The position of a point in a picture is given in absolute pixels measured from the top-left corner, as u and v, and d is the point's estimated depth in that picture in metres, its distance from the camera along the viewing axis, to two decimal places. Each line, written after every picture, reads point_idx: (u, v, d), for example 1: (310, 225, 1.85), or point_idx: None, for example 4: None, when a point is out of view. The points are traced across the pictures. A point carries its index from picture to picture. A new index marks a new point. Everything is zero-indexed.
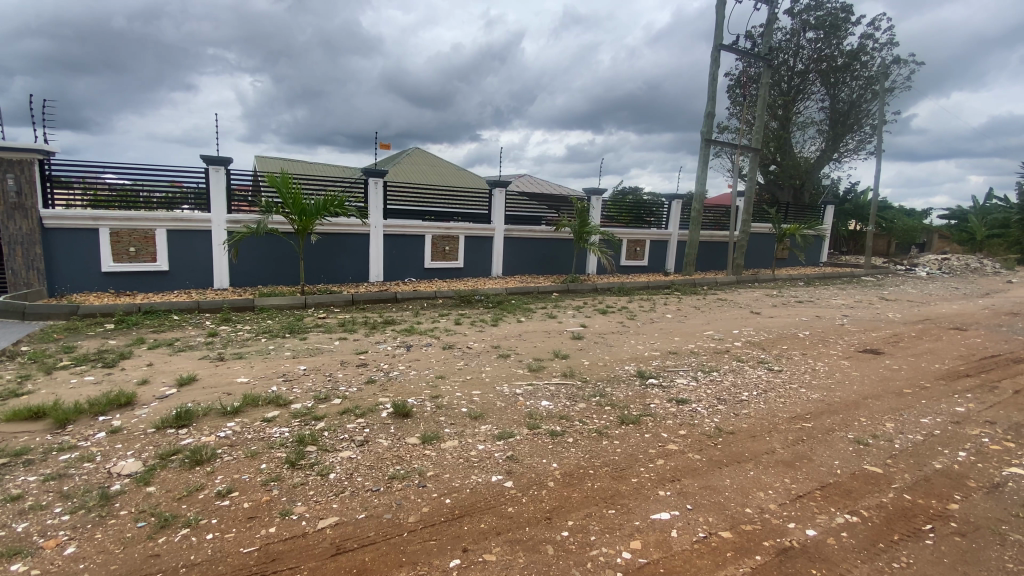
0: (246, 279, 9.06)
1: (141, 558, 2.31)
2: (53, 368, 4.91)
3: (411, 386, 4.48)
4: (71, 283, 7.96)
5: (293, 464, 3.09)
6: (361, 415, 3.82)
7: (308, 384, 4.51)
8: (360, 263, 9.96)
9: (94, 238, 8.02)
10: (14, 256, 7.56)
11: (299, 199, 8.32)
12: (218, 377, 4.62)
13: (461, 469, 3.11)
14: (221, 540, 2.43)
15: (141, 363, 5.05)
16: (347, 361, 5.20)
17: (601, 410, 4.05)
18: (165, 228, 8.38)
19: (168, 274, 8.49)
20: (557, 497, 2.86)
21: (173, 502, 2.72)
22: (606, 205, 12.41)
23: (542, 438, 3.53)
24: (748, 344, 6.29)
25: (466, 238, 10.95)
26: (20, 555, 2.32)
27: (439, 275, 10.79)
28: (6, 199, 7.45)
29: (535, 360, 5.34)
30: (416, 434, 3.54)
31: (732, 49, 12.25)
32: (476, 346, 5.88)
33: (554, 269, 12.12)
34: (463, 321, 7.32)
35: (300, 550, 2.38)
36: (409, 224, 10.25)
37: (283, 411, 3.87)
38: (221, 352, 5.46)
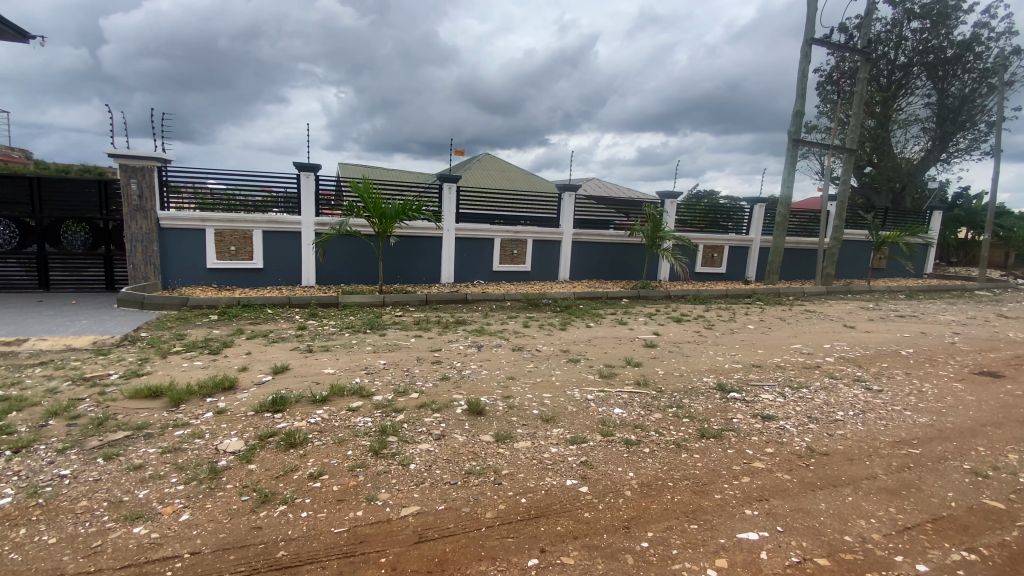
0: (330, 278, 9.66)
1: (246, 529, 2.51)
2: (168, 352, 5.47)
3: (483, 385, 4.56)
4: (182, 278, 8.87)
5: (376, 453, 3.24)
6: (437, 410, 3.93)
7: (387, 377, 4.72)
8: (432, 265, 10.28)
9: (201, 237, 8.88)
10: (136, 253, 8.55)
11: (379, 204, 8.73)
12: (307, 368, 4.94)
13: (536, 469, 3.12)
14: (314, 518, 2.59)
15: (241, 352, 5.52)
16: (422, 358, 5.38)
17: (679, 422, 3.89)
18: (261, 229, 9.11)
19: (261, 272, 9.23)
20: (636, 507, 2.78)
21: (271, 480, 2.94)
22: (680, 209, 11.99)
23: (617, 446, 3.45)
24: (841, 360, 5.82)
25: (534, 242, 10.99)
26: (143, 519, 2.60)
27: (507, 278, 10.91)
28: (130, 201, 8.42)
29: (607, 366, 5.24)
30: (490, 432, 3.59)
31: (824, 42, 11.44)
32: (545, 349, 5.87)
33: (624, 274, 11.89)
34: (532, 324, 7.33)
35: (385, 535, 2.48)
36: (479, 228, 10.45)
37: (366, 402, 4.07)
38: (309, 344, 5.85)
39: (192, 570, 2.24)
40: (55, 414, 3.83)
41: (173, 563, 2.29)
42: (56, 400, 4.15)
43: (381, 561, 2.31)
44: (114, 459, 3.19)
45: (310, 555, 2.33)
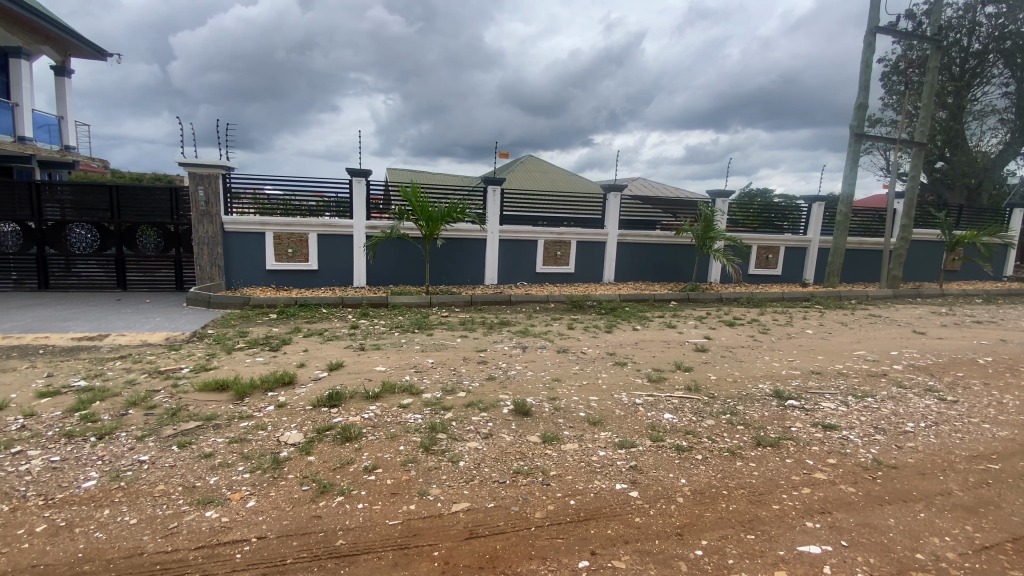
0: (379, 279, 9.97)
1: (307, 517, 2.63)
2: (233, 349, 5.81)
3: (529, 386, 4.56)
4: (244, 278, 9.40)
5: (427, 449, 3.32)
6: (484, 409, 3.98)
7: (435, 376, 4.82)
8: (477, 266, 10.41)
9: (261, 240, 9.38)
10: (203, 255, 9.13)
11: (426, 207, 8.95)
12: (359, 365, 5.12)
13: (584, 472, 3.10)
14: (370, 510, 2.69)
15: (298, 349, 5.80)
16: (468, 357, 5.47)
17: (734, 429, 3.75)
18: (315, 232, 9.52)
19: (316, 273, 9.65)
20: (688, 514, 2.71)
21: (329, 472, 3.07)
22: (732, 208, 11.58)
23: (668, 452, 3.37)
24: (911, 368, 5.45)
25: (579, 243, 10.92)
26: (213, 504, 2.77)
27: (551, 279, 10.89)
28: (198, 207, 9.00)
29: (655, 370, 5.13)
30: (537, 433, 3.59)
31: (889, 30, 10.76)
32: (591, 351, 5.82)
33: (672, 276, 11.61)
34: (577, 326, 7.28)
35: (437, 529, 2.54)
36: (523, 230, 10.49)
37: (416, 400, 4.18)
38: (361, 342, 6.07)
39: (259, 554, 2.37)
40: (134, 403, 4.15)
41: (241, 546, 2.43)
42: (134, 391, 4.49)
43: (434, 554, 2.36)
44: (187, 447, 3.42)
45: (366, 545, 2.42)
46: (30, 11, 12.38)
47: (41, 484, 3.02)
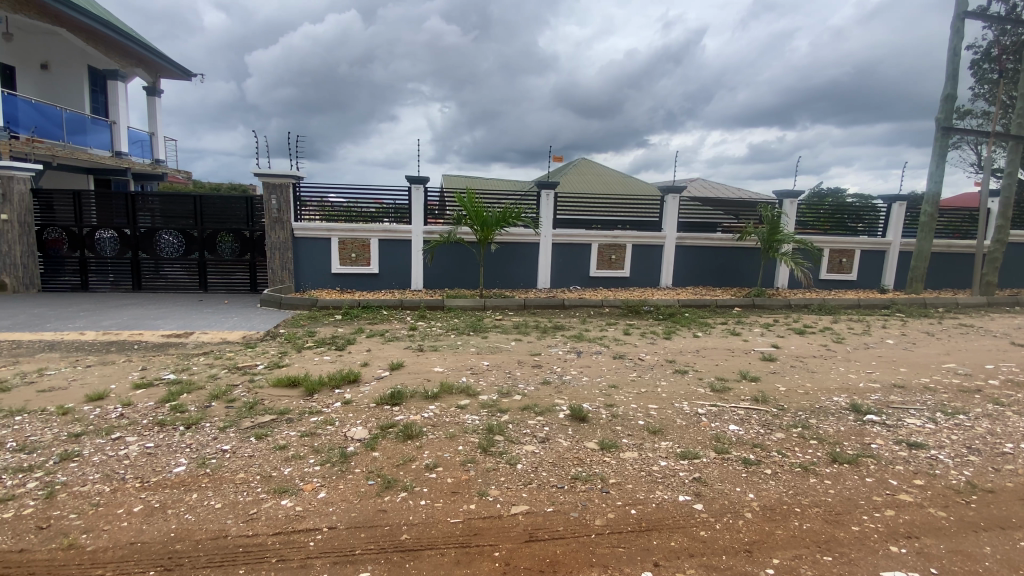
0: (436, 282, 10.22)
1: (373, 510, 2.74)
2: (302, 347, 6.16)
3: (585, 392, 4.52)
4: (311, 281, 9.93)
5: (485, 450, 3.37)
6: (540, 413, 3.99)
7: (490, 378, 4.88)
8: (531, 270, 10.44)
9: (327, 245, 9.87)
10: (275, 259, 9.72)
11: (481, 212, 9.10)
12: (418, 366, 5.28)
13: (645, 482, 3.03)
14: (432, 507, 2.76)
15: (362, 348, 6.06)
16: (523, 361, 5.50)
17: (806, 444, 3.55)
18: (377, 237, 9.91)
19: (376, 276, 10.03)
20: (758, 531, 2.59)
21: (393, 468, 3.18)
22: (800, 210, 10.98)
23: (734, 465, 3.24)
24: (1010, 384, 4.93)
25: (634, 247, 10.71)
26: (288, 493, 2.94)
27: (606, 283, 10.73)
28: (271, 214, 9.60)
29: (718, 379, 4.93)
30: (595, 440, 3.55)
31: (981, 14, 9.85)
32: (649, 358, 5.69)
33: (734, 281, 11.15)
34: (633, 332, 7.13)
35: (498, 530, 2.57)
36: (578, 233, 10.41)
37: (473, 401, 4.25)
38: (420, 343, 6.25)
39: (331, 543, 2.50)
40: (216, 396, 4.48)
41: (314, 534, 2.57)
42: (216, 385, 4.85)
43: (495, 555, 2.39)
44: (264, 438, 3.66)
45: (429, 541, 2.49)
46: (126, 38, 13.69)
47: (138, 467, 3.32)
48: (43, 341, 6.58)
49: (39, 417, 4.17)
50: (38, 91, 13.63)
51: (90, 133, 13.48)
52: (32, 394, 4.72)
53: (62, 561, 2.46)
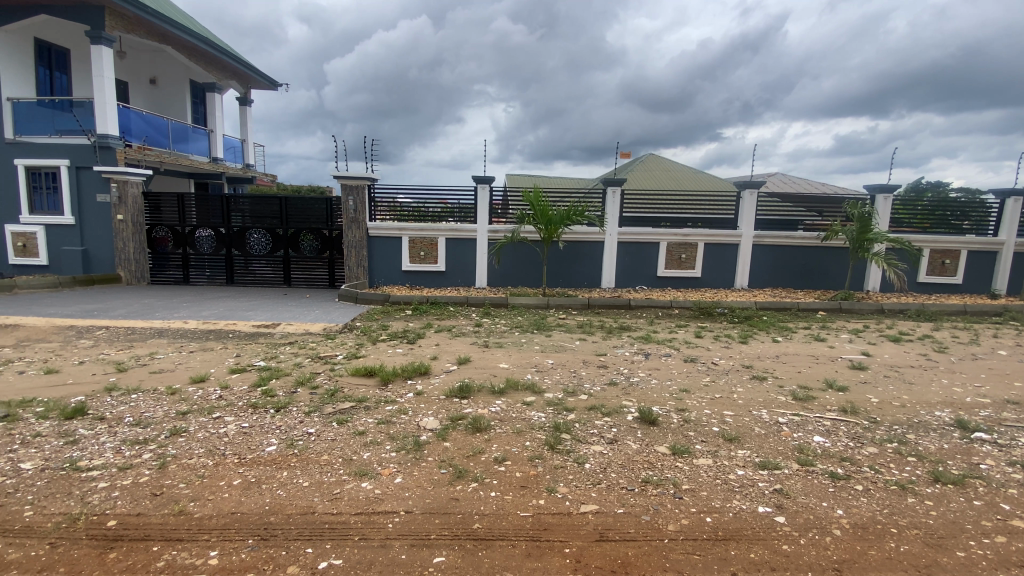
0: (501, 280, 10.36)
1: (446, 498, 2.85)
2: (377, 340, 6.48)
3: (654, 395, 4.41)
4: (383, 278, 10.40)
5: (552, 447, 3.38)
6: (607, 414, 3.94)
7: (556, 376, 4.89)
8: (596, 269, 10.31)
9: (398, 244, 10.29)
10: (351, 257, 10.29)
11: (546, 210, 9.12)
12: (485, 361, 5.39)
13: (720, 490, 2.91)
14: (502, 499, 2.82)
15: (431, 343, 6.28)
16: (589, 360, 5.46)
17: (902, 460, 3.26)
18: (444, 236, 10.20)
19: (443, 274, 10.32)
20: (848, 550, 2.42)
21: (464, 458, 3.28)
22: (895, 206, 10.06)
23: (819, 478, 3.04)
24: None
25: (706, 246, 10.28)
26: (368, 477, 3.12)
27: (675, 283, 10.37)
28: (348, 214, 10.17)
29: (801, 388, 4.64)
30: (665, 444, 3.46)
31: None
32: (723, 362, 5.46)
33: (817, 283, 10.42)
34: (705, 335, 6.86)
35: (568, 527, 2.58)
36: (645, 232, 10.15)
37: (539, 398, 4.28)
38: (485, 340, 6.38)
39: (408, 526, 2.62)
40: (301, 383, 4.82)
41: (392, 517, 2.71)
42: (301, 372, 5.22)
43: (565, 551, 2.40)
44: (344, 424, 3.89)
45: (500, 532, 2.54)
46: (221, 53, 14.96)
47: (236, 445, 3.65)
48: (154, 328, 7.36)
49: (153, 396, 4.68)
50: (149, 103, 15.35)
51: (190, 141, 14.89)
52: (146, 375, 5.32)
53: (174, 525, 2.75)
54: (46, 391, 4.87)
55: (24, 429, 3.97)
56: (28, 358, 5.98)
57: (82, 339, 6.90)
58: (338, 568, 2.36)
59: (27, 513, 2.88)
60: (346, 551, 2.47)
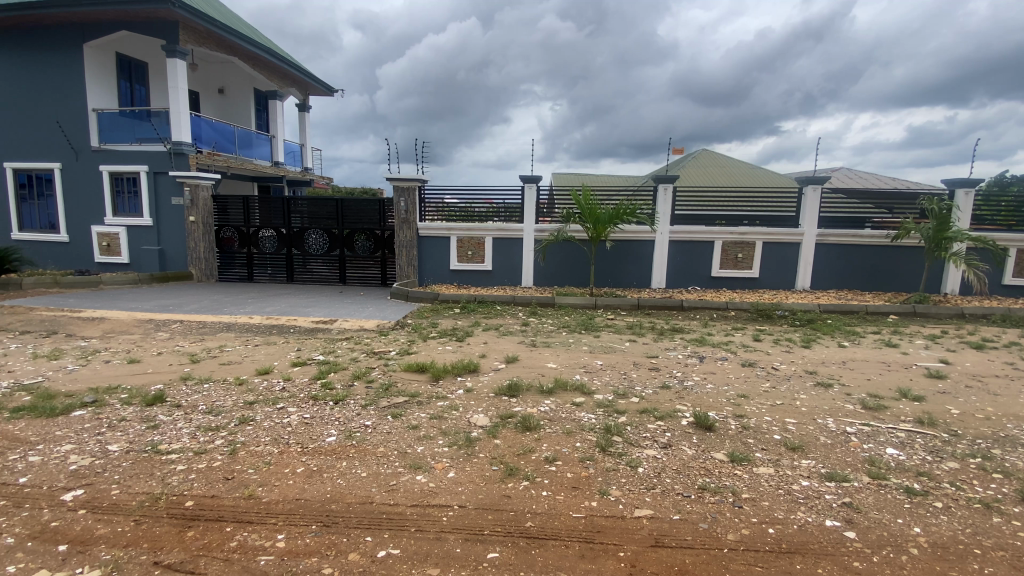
0: (547, 279, 10.34)
1: (498, 495, 2.88)
2: (427, 337, 6.64)
3: (710, 399, 4.26)
4: (432, 277, 10.63)
5: (604, 449, 3.35)
6: (660, 418, 3.85)
7: (606, 378, 4.83)
8: (646, 269, 10.09)
9: (446, 244, 10.48)
10: (402, 256, 10.59)
11: (594, 210, 9.01)
12: (533, 360, 5.40)
13: (783, 501, 2.78)
14: (554, 499, 2.82)
15: (480, 340, 6.36)
16: (640, 362, 5.36)
17: (988, 477, 3.01)
18: (492, 236, 10.28)
19: (490, 273, 10.42)
20: (926, 570, 2.26)
21: (515, 456, 3.30)
22: (978, 202, 9.25)
23: (892, 493, 2.85)
24: None
25: (763, 245, 9.85)
26: (422, 470, 3.20)
27: (729, 284, 10.00)
28: (400, 215, 10.46)
29: (871, 396, 4.36)
30: (723, 451, 3.34)
31: None
32: (784, 368, 5.22)
33: (886, 284, 9.76)
34: (764, 338, 6.58)
35: (622, 531, 2.54)
36: (698, 230, 9.84)
37: (589, 399, 4.24)
38: (533, 339, 6.39)
39: (461, 521, 2.67)
40: (358, 376, 5.02)
41: (446, 510, 2.77)
42: (357, 366, 5.42)
43: (620, 555, 2.37)
44: (399, 418, 4.01)
45: (553, 532, 2.55)
46: (282, 62, 15.73)
47: (298, 434, 3.83)
48: (222, 322, 7.86)
49: (223, 386, 5.00)
50: (217, 112, 16.37)
51: (254, 146, 15.76)
52: (217, 366, 5.70)
53: (244, 508, 2.93)
54: (130, 379, 5.30)
55: (111, 414, 4.34)
56: (114, 349, 6.53)
57: (159, 332, 7.47)
58: (396, 557, 2.44)
59: (115, 491, 3.15)
60: (402, 541, 2.54)
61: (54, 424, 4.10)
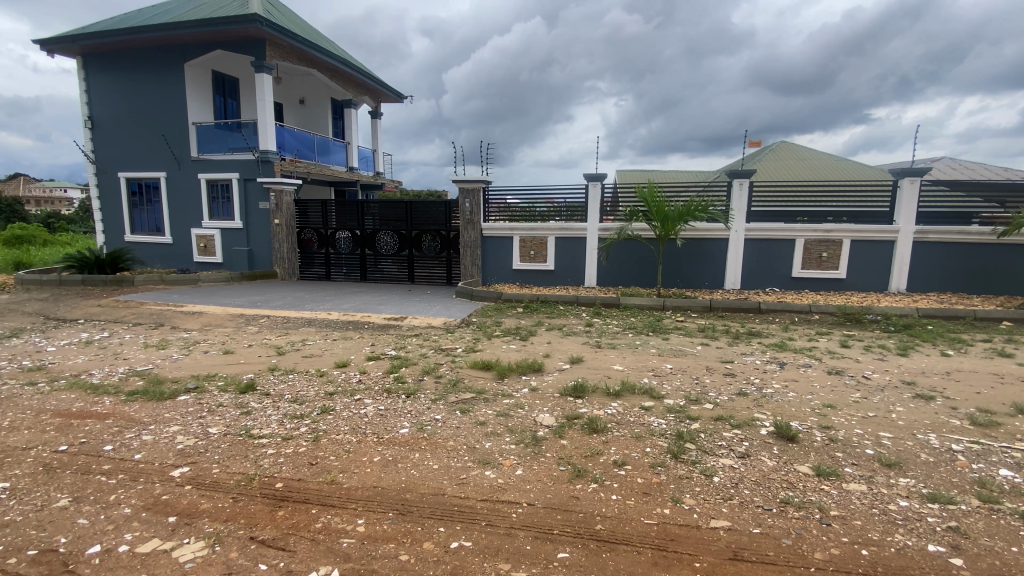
0: (611, 279, 10.17)
1: (567, 495, 2.88)
2: (492, 335, 6.75)
3: (791, 409, 4.02)
4: (496, 276, 10.78)
5: (676, 455, 3.25)
6: (737, 426, 3.67)
7: (676, 382, 4.68)
8: (717, 269, 9.66)
9: (510, 243, 10.59)
10: (466, 256, 10.83)
11: (663, 207, 8.73)
12: (598, 362, 5.34)
13: (878, 521, 2.57)
14: (624, 503, 2.78)
15: (544, 340, 6.38)
16: (713, 367, 5.14)
17: None
18: (554, 236, 10.27)
19: (553, 273, 10.40)
20: None
21: (582, 458, 3.29)
22: None
23: (1010, 520, 2.55)
24: None
25: (851, 243, 9.12)
26: (490, 466, 3.26)
27: (811, 285, 9.34)
28: (465, 216, 10.70)
29: (983, 412, 3.91)
30: (808, 464, 3.14)
31: None
32: (876, 377, 4.81)
33: (998, 288, 8.75)
34: (853, 344, 6.09)
35: (697, 541, 2.46)
36: (776, 228, 9.27)
37: (658, 404, 4.13)
38: (598, 340, 6.32)
39: (531, 518, 2.70)
40: (427, 371, 5.20)
41: (516, 507, 2.81)
42: (426, 362, 5.62)
43: (695, 565, 2.30)
44: (467, 413, 4.12)
45: (624, 537, 2.51)
46: (356, 72, 16.59)
47: (374, 425, 4.04)
48: (303, 318, 8.43)
49: (305, 376, 5.37)
50: (298, 121, 17.52)
51: (331, 152, 16.73)
52: (300, 358, 6.12)
53: (327, 492, 3.13)
54: (225, 369, 5.82)
55: (210, 399, 4.79)
56: (211, 340, 7.19)
57: (249, 325, 8.13)
58: (468, 549, 2.51)
59: (215, 470, 3.47)
60: (474, 534, 2.61)
61: (164, 407, 4.59)
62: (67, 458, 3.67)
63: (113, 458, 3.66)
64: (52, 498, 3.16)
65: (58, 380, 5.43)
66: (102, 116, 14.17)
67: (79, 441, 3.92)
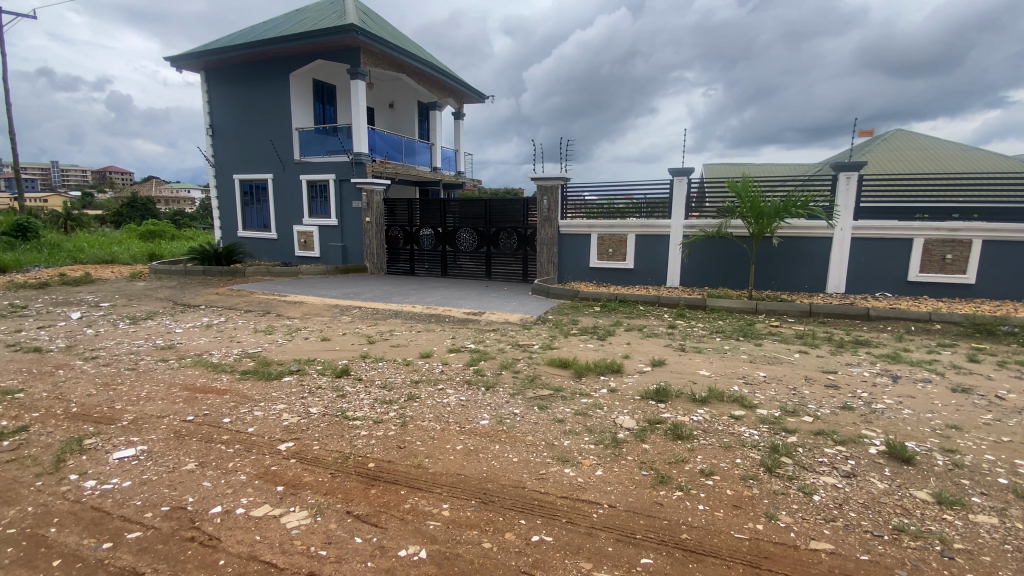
0: (696, 279, 9.72)
1: (650, 501, 2.82)
2: (569, 333, 6.73)
3: (906, 427, 3.62)
4: (573, 274, 10.71)
5: (770, 469, 3.06)
6: (840, 442, 3.38)
7: (769, 392, 4.38)
8: (818, 271, 8.89)
9: (588, 241, 10.47)
10: (543, 254, 10.86)
11: (757, 202, 8.17)
12: (682, 366, 5.14)
13: (1013, 559, 2.26)
14: (712, 515, 2.66)
15: (623, 340, 6.26)
16: (812, 378, 4.75)
17: None
18: (635, 234, 10.01)
19: (632, 271, 10.14)
20: None
21: (666, 464, 3.19)
22: None
23: None
24: None
25: (984, 244, 8.01)
26: (570, 464, 3.27)
27: (931, 291, 8.32)
28: (543, 214, 10.73)
29: None
30: (926, 489, 2.82)
31: None
32: (1014, 397, 4.19)
33: None
34: (984, 359, 5.35)
35: (795, 561, 2.31)
36: (890, 226, 8.35)
37: (749, 413, 3.90)
38: (682, 342, 6.09)
39: (613, 520, 2.67)
40: (505, 366, 5.31)
41: (596, 507, 2.80)
42: (504, 357, 5.73)
43: None
44: (545, 410, 4.15)
45: (712, 549, 2.42)
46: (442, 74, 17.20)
47: (456, 415, 4.19)
48: (390, 310, 8.93)
49: (393, 365, 5.70)
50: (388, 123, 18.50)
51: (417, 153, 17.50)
52: (388, 347, 6.50)
53: (415, 475, 3.31)
54: (322, 354, 6.32)
55: (311, 382, 5.24)
56: (309, 328, 7.85)
57: (343, 315, 8.76)
58: (549, 544, 2.54)
59: (316, 446, 3.80)
60: (555, 530, 2.64)
61: (271, 387, 5.10)
62: (193, 427, 4.19)
63: (230, 430, 4.12)
64: (182, 462, 3.63)
65: (185, 358, 6.21)
66: (221, 124, 15.84)
67: (203, 413, 4.46)
